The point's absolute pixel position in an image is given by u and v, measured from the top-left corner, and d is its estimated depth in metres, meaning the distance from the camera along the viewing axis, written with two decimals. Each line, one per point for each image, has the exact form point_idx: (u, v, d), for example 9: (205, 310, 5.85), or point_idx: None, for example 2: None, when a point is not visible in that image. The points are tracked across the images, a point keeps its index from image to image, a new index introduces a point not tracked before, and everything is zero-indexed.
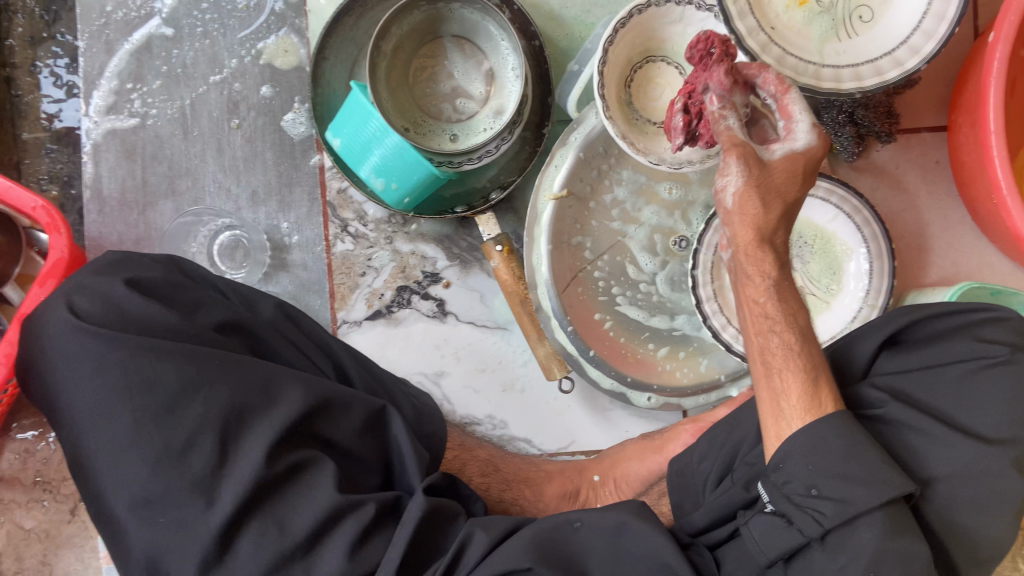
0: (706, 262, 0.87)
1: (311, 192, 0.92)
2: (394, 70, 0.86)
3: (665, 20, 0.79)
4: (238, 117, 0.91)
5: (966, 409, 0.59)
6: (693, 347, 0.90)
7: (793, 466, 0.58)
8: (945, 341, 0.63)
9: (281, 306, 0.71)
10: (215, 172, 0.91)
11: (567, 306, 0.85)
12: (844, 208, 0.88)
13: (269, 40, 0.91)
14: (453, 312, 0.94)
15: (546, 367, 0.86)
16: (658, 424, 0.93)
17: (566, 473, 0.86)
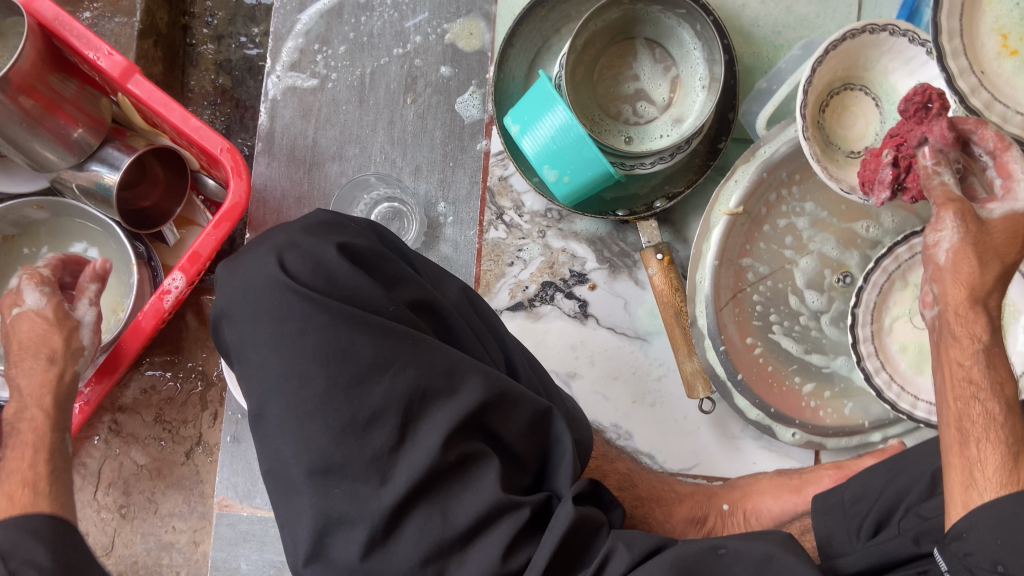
0: (869, 302, 0.84)
1: (473, 176, 0.93)
2: (581, 65, 0.85)
3: (877, 50, 0.79)
4: (414, 92, 0.92)
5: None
6: (838, 389, 0.87)
7: (976, 539, 0.56)
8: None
9: (465, 290, 0.71)
10: (383, 143, 0.92)
11: (722, 325, 0.84)
12: (1021, 269, 0.84)
13: (457, 21, 0.92)
14: (595, 314, 0.93)
15: (689, 384, 0.83)
16: (789, 462, 0.91)
17: (697, 497, 0.84)
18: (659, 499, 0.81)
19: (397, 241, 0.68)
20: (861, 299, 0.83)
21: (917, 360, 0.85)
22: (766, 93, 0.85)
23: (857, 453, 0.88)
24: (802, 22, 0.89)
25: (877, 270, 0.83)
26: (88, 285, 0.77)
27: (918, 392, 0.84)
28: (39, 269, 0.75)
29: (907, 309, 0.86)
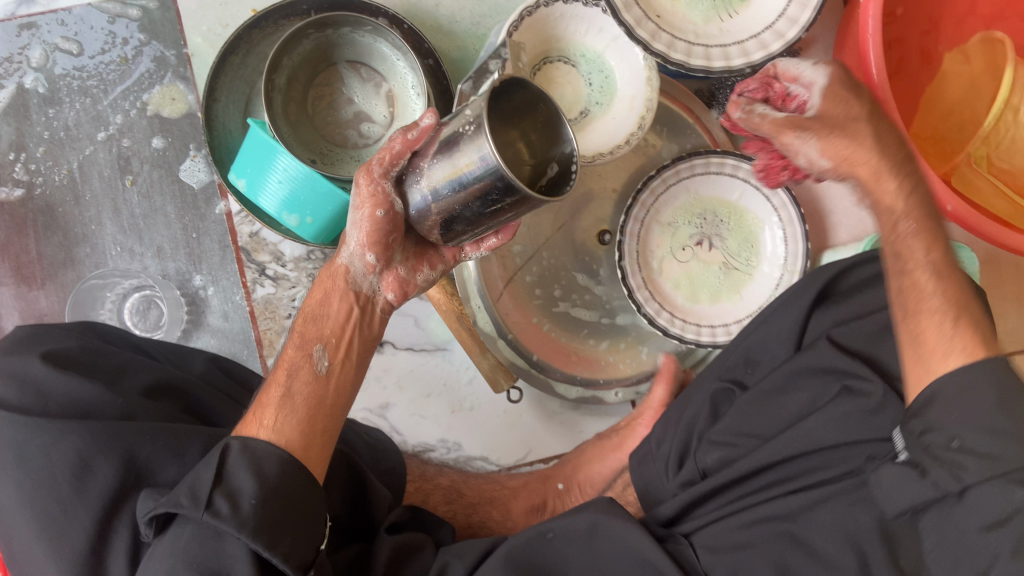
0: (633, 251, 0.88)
1: (221, 242, 0.88)
2: (292, 103, 0.83)
3: (555, 20, 0.82)
4: (131, 173, 0.88)
5: (899, 355, 0.64)
6: (632, 337, 0.91)
7: (941, 410, 0.51)
8: (872, 285, 0.68)
9: (212, 359, 0.71)
10: (114, 233, 0.88)
11: (504, 315, 0.87)
12: (750, 182, 0.88)
13: (154, 89, 0.87)
14: (389, 340, 0.91)
15: (493, 380, 0.82)
16: (610, 419, 0.93)
17: (532, 486, 0.87)
18: (494, 501, 0.84)
19: (118, 334, 0.66)
20: (623, 252, 0.85)
21: (690, 291, 0.89)
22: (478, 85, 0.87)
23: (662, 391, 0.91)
24: (498, 8, 0.91)
25: (628, 219, 0.85)
26: (373, 213, 0.59)
27: (699, 318, 0.88)
28: (371, 214, 0.59)
29: (669, 249, 0.89)
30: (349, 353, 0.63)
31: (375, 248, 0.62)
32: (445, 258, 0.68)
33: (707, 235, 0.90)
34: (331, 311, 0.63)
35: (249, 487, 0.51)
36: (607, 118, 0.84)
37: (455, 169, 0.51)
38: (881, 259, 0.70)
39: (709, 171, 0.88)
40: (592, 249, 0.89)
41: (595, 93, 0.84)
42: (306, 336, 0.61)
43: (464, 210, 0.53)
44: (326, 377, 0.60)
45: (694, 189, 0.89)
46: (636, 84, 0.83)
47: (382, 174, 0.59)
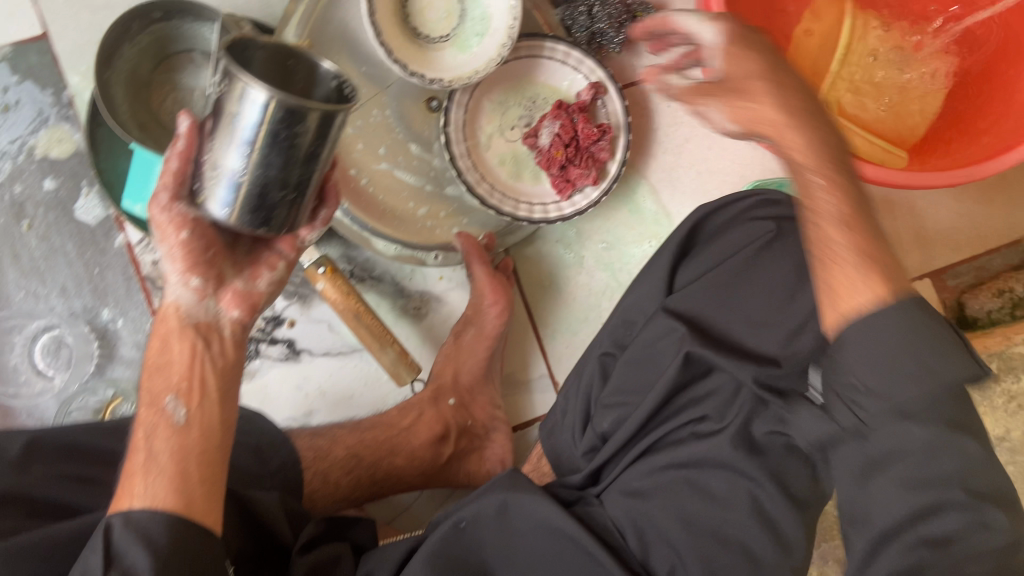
0: (458, 120, 0.91)
1: (125, 274, 0.90)
2: (148, 98, 0.84)
3: None
4: (26, 218, 0.88)
5: (755, 297, 0.68)
6: (456, 209, 0.94)
7: (854, 353, 0.54)
8: (730, 229, 0.74)
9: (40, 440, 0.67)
10: (15, 278, 0.88)
11: (360, 212, 0.88)
12: (582, 73, 0.95)
13: (39, 133, 0.89)
14: (305, 348, 0.92)
15: (395, 374, 0.85)
16: (450, 305, 0.95)
17: (428, 415, 0.90)
18: (397, 450, 0.88)
19: None
20: (448, 117, 0.89)
21: (515, 168, 0.96)
22: (354, 69, 0.88)
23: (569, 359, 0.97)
24: None
25: (454, 102, 0.89)
26: (176, 235, 0.64)
27: (520, 195, 0.94)
28: (177, 239, 0.65)
29: (497, 126, 0.95)
30: (205, 395, 0.65)
31: (196, 270, 0.66)
32: (283, 255, 0.72)
33: (535, 117, 0.97)
34: (172, 355, 0.65)
35: (143, 561, 0.55)
36: (462, 56, 0.89)
37: (238, 137, 0.58)
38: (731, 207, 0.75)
39: (556, 57, 0.94)
40: (421, 115, 0.92)
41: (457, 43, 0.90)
42: (155, 392, 0.64)
43: (269, 173, 0.60)
44: (186, 427, 0.63)
45: (527, 73, 0.96)
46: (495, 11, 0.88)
47: (170, 200, 0.63)
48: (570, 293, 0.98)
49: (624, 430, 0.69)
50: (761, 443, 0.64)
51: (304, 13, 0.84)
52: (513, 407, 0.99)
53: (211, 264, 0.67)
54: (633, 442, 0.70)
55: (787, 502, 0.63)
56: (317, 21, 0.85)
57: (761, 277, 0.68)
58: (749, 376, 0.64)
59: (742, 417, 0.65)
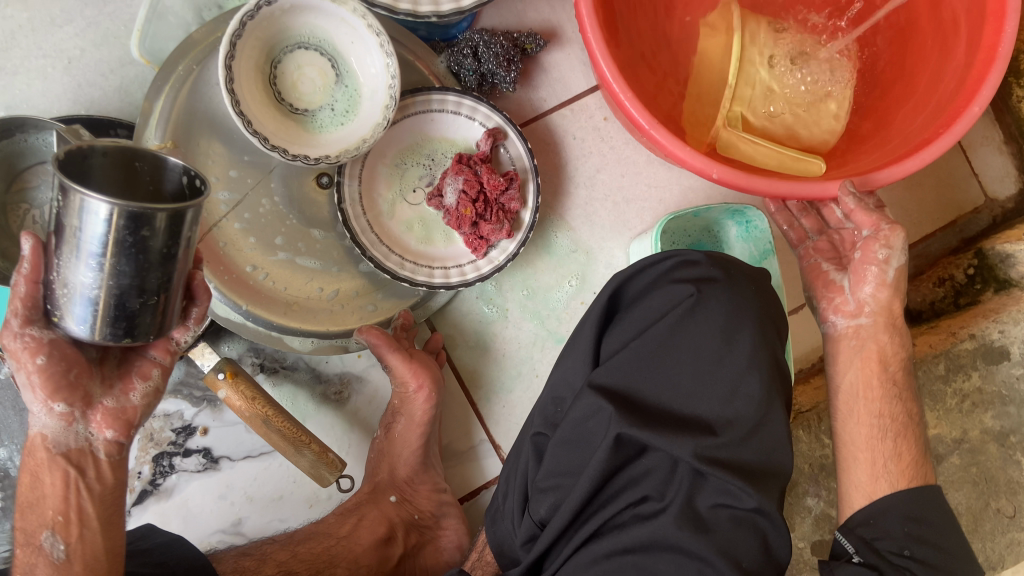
0: (353, 194, 0.86)
1: (16, 407, 0.83)
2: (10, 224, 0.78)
3: (269, 34, 0.80)
4: None
5: (681, 365, 0.63)
6: (367, 284, 0.89)
7: (888, 523, 0.71)
8: (651, 292, 0.67)
9: None
10: None
11: (262, 312, 0.83)
12: (478, 121, 0.89)
13: None
14: (224, 455, 0.87)
15: (317, 475, 0.80)
16: (372, 384, 0.91)
17: (370, 516, 0.88)
18: (337, 561, 0.83)
19: None
20: (341, 194, 0.83)
21: (423, 233, 0.90)
22: (229, 158, 0.82)
23: (506, 420, 0.94)
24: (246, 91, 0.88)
25: (344, 176, 0.84)
26: (34, 361, 0.59)
27: (431, 261, 0.89)
28: (31, 364, 0.59)
29: (398, 191, 0.90)
30: (86, 522, 0.66)
31: (60, 395, 0.61)
32: (158, 361, 0.67)
33: (436, 175, 0.91)
34: (45, 488, 0.64)
35: None
36: (346, 129, 0.84)
37: (81, 247, 0.53)
38: (650, 267, 0.68)
39: (448, 108, 0.88)
40: (311, 192, 0.86)
41: (342, 93, 0.85)
42: (31, 528, 0.66)
43: (122, 283, 0.54)
44: (66, 563, 0.64)
45: (421, 129, 0.90)
46: (374, 78, 0.84)
47: (19, 324, 0.58)
48: (498, 350, 0.94)
49: (561, 517, 0.62)
50: (706, 518, 0.59)
51: (162, 112, 0.78)
52: (458, 477, 0.95)
53: (79, 384, 0.63)
54: (573, 530, 0.63)
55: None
56: (179, 116, 0.79)
57: (686, 344, 0.63)
58: (688, 452, 0.59)
59: (683, 494, 0.59)
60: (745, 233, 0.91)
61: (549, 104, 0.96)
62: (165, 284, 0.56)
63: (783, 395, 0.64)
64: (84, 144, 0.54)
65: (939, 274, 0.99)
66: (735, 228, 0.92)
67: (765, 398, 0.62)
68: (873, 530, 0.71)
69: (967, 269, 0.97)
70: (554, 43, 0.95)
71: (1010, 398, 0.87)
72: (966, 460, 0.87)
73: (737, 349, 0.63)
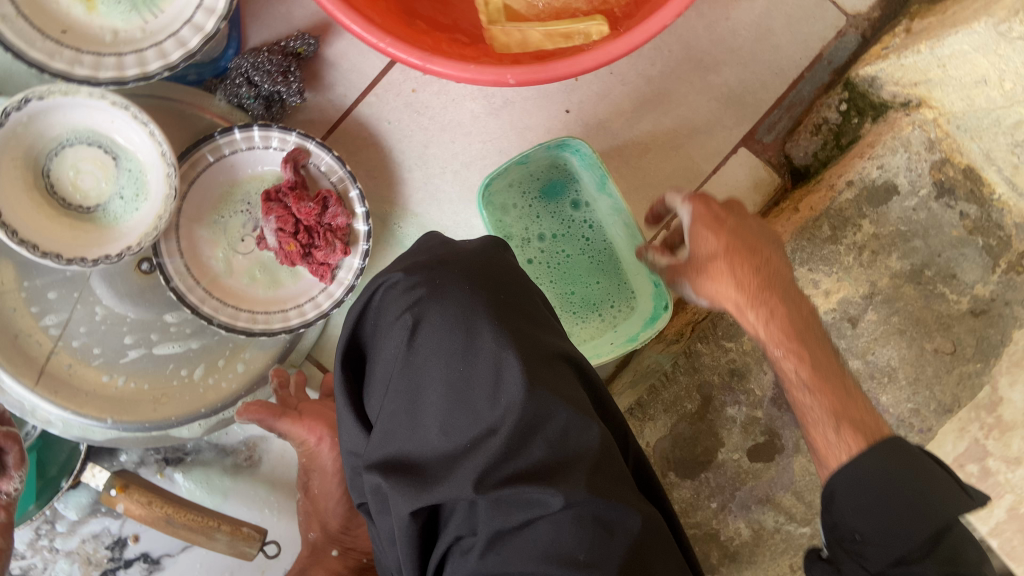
0: (179, 270, 0.83)
1: None
2: None
3: (27, 149, 0.77)
4: None
5: (430, 404, 0.59)
6: (230, 348, 0.86)
7: (855, 519, 0.65)
8: (383, 339, 0.63)
9: None
10: None
11: (133, 416, 0.82)
12: (277, 149, 0.85)
13: None
14: (163, 553, 0.88)
15: (238, 552, 0.81)
16: (276, 439, 0.89)
17: (318, 574, 0.85)
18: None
19: None
20: (164, 274, 0.81)
21: (268, 277, 0.87)
22: (40, 281, 0.80)
23: None
24: None
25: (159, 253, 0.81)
26: None
27: (285, 304, 0.86)
28: None
29: (227, 246, 0.86)
30: None
31: None
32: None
33: (259, 216, 0.87)
34: None
35: None
36: (144, 211, 0.81)
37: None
38: (369, 309, 0.65)
39: (244, 146, 0.84)
40: (138, 282, 0.83)
41: (127, 178, 0.81)
42: None
43: None
44: None
45: (226, 176, 0.85)
46: (149, 152, 0.79)
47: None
48: None
49: None
50: (518, 531, 0.56)
51: None
52: None
53: None
54: None
55: None
56: None
57: (425, 377, 0.59)
58: (467, 490, 0.56)
59: (487, 524, 0.56)
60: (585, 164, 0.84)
61: (351, 97, 0.89)
62: None
63: (545, 370, 0.60)
64: None
65: (813, 121, 0.90)
66: (576, 161, 0.85)
67: (527, 389, 0.57)
68: (834, 519, 0.67)
69: (841, 106, 0.88)
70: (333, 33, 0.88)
71: (911, 233, 0.82)
72: (884, 312, 0.83)
73: (473, 353, 0.59)
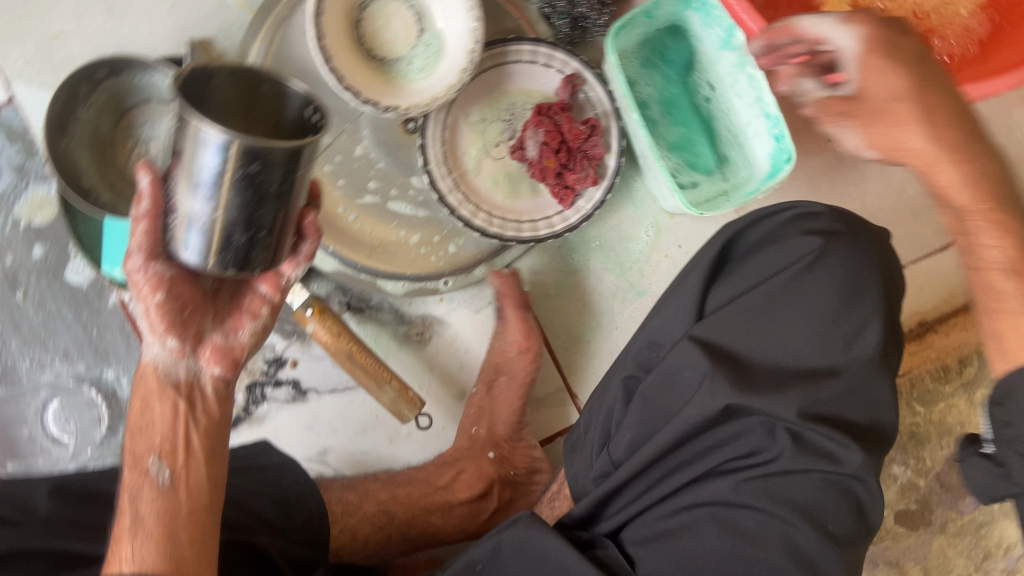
0: (437, 154, 0.86)
1: (125, 331, 0.89)
2: (110, 159, 0.81)
3: None
4: (21, 287, 0.88)
5: (793, 321, 0.66)
6: (447, 230, 0.89)
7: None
8: (768, 247, 0.71)
9: (62, 485, 0.68)
10: (19, 348, 0.88)
11: (347, 253, 0.85)
12: (563, 70, 0.88)
13: (19, 201, 0.88)
14: (311, 387, 0.90)
15: (396, 411, 0.83)
16: (452, 326, 0.92)
17: (468, 470, 0.89)
18: (432, 507, 0.87)
19: None
20: (424, 153, 0.83)
21: (510, 187, 0.90)
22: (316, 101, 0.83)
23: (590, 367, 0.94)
24: None
25: (428, 122, 0.84)
26: (154, 298, 0.61)
27: (518, 215, 0.89)
28: (155, 298, 0.61)
29: (481, 147, 0.89)
30: (189, 454, 0.64)
31: (173, 330, 0.64)
32: (267, 298, 0.69)
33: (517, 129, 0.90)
34: (154, 417, 0.64)
35: None
36: (426, 83, 0.84)
37: (197, 178, 0.52)
38: (772, 218, 0.74)
39: (540, 59, 0.88)
40: (400, 137, 0.87)
41: (423, 49, 0.85)
42: (137, 453, 0.64)
43: (235, 215, 0.54)
44: (172, 487, 0.62)
45: (506, 81, 0.89)
46: (460, 36, 0.83)
47: (145, 260, 0.58)
48: (579, 299, 0.93)
49: (641, 458, 0.65)
50: (797, 472, 0.62)
51: (260, 54, 0.80)
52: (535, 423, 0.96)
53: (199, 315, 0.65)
54: (650, 469, 0.65)
55: (826, 543, 0.61)
56: (275, 60, 0.81)
57: (802, 303, 0.66)
58: (795, 411, 0.62)
59: (782, 455, 0.62)
60: (708, 20, 0.83)
61: None
62: (277, 218, 0.56)
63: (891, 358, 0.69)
64: (203, 63, 0.54)
65: None
66: (719, 29, 0.82)
67: (877, 356, 0.66)
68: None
69: None
70: None
71: None
72: None
73: (855, 307, 0.67)
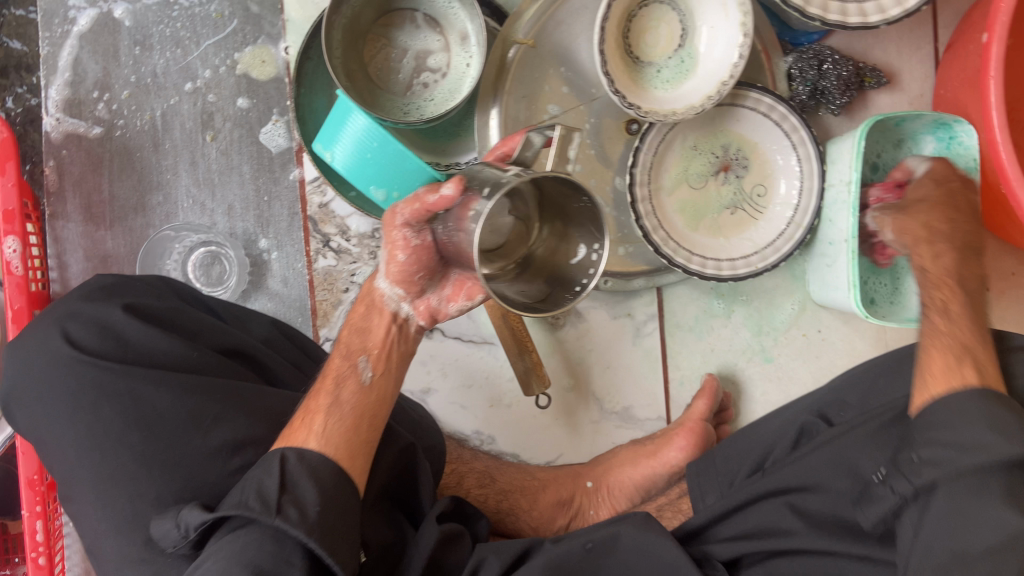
0: (647, 162, 0.88)
1: (291, 207, 0.89)
2: (358, 48, 0.83)
3: None
4: (212, 129, 0.89)
5: None
6: (620, 235, 0.92)
7: None
8: None
9: (274, 322, 0.76)
10: (187, 185, 0.89)
11: None
12: (790, 137, 0.89)
13: (245, 49, 0.89)
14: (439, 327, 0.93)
15: (525, 382, 0.86)
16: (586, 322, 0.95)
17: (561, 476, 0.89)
18: (524, 487, 0.88)
19: (192, 291, 0.73)
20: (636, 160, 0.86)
21: (693, 217, 0.92)
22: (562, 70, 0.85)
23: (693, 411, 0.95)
24: None
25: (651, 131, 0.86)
26: (398, 254, 0.60)
27: (691, 246, 0.90)
28: (398, 256, 0.61)
29: (682, 172, 0.92)
30: (391, 366, 0.65)
31: (403, 283, 0.63)
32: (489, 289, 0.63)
33: (722, 168, 0.92)
34: (372, 328, 0.65)
35: (312, 495, 0.54)
36: (665, 95, 0.86)
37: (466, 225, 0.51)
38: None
39: (772, 114, 0.88)
40: (618, 134, 0.89)
41: (676, 63, 0.87)
42: (350, 347, 0.65)
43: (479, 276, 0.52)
44: (368, 389, 0.63)
45: (732, 121, 0.91)
46: (717, 62, 0.84)
47: (405, 223, 0.59)
48: (708, 344, 0.95)
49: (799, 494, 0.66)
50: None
51: (536, 12, 0.82)
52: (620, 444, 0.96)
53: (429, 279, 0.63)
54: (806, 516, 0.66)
55: None
56: (545, 23, 0.83)
57: None
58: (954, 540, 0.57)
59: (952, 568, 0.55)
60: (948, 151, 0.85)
61: None
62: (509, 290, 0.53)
63: None
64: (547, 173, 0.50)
65: None
66: None
67: None
68: None
69: None
70: (889, 87, 0.94)
71: None
72: None
73: None
